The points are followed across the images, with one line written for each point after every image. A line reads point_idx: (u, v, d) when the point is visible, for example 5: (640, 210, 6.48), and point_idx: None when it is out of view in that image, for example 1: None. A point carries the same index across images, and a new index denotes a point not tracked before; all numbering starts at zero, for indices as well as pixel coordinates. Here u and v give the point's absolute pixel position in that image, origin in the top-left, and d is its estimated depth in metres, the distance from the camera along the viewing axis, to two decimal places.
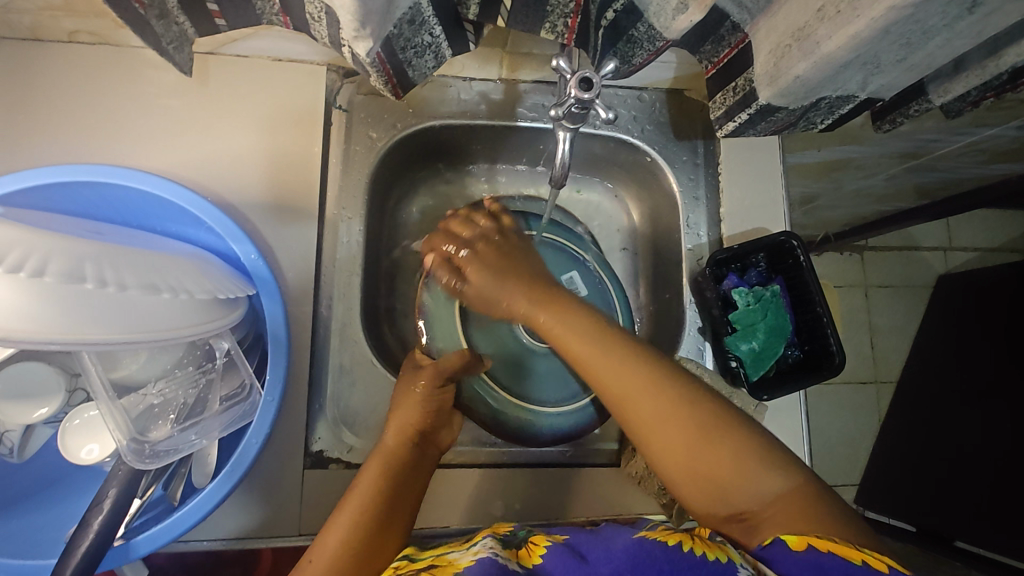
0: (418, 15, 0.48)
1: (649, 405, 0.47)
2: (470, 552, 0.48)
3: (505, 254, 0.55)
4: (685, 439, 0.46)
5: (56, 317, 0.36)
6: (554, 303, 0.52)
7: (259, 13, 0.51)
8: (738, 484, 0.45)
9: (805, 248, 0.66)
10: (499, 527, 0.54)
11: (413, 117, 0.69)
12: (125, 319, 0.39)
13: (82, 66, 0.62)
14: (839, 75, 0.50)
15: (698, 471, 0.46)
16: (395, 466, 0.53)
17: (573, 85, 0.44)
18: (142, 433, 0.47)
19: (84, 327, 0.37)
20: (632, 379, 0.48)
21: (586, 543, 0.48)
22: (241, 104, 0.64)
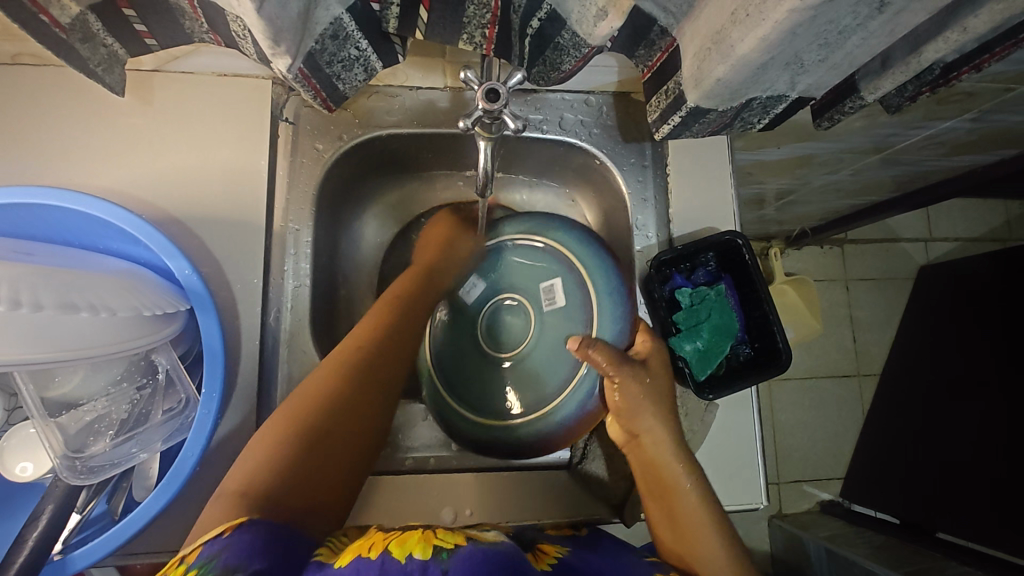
0: (341, 30, 0.48)
1: None
2: (488, 531, 0.51)
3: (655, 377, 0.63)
4: None
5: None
6: (643, 410, 0.61)
7: (188, 32, 0.52)
8: None
9: (750, 245, 0.67)
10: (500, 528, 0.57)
11: (359, 128, 0.70)
12: (46, 339, 0.40)
13: (26, 88, 0.63)
14: (762, 76, 0.51)
15: None
16: (374, 342, 0.60)
17: (480, 94, 0.45)
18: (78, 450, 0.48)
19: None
20: (714, 559, 0.55)
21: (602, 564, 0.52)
22: (186, 120, 0.65)
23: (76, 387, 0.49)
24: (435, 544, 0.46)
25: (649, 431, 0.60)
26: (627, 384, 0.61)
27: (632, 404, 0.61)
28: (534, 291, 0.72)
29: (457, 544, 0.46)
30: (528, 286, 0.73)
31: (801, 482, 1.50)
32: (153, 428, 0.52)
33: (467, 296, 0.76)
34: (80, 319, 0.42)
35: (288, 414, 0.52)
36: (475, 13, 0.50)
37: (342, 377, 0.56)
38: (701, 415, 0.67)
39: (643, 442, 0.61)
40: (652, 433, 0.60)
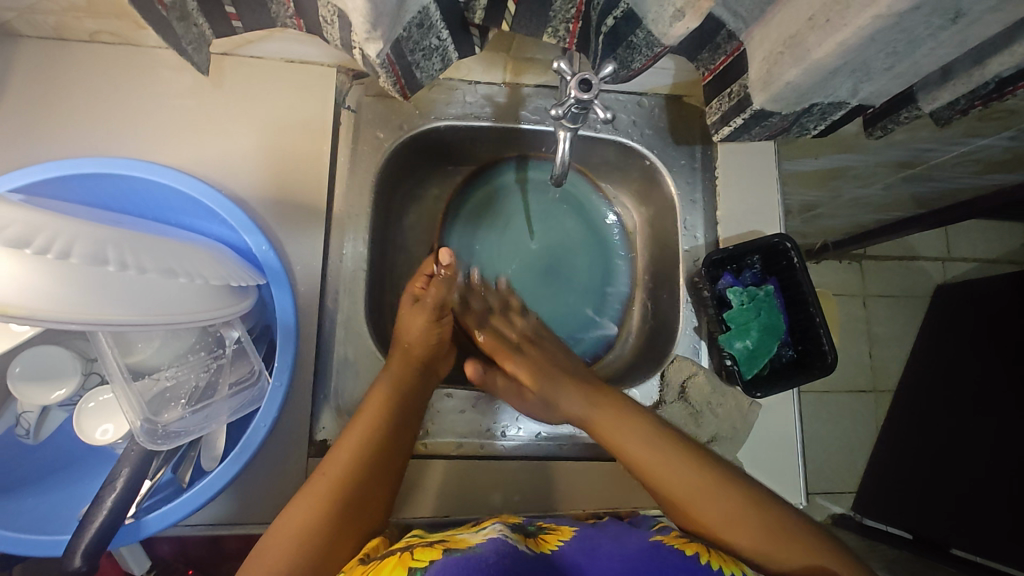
0: (427, 19, 0.50)
1: (696, 497, 0.53)
2: (480, 534, 0.50)
3: (542, 368, 0.66)
4: (722, 504, 0.52)
5: (80, 298, 0.38)
6: (657, 469, 0.55)
7: (274, 16, 0.54)
8: (686, 496, 0.53)
9: (798, 249, 0.68)
10: (507, 518, 0.56)
11: (419, 119, 0.71)
12: (144, 303, 0.41)
13: (101, 65, 0.65)
14: (829, 81, 0.52)
15: (738, 526, 0.51)
16: (393, 406, 0.58)
17: (573, 84, 0.47)
18: (155, 415, 0.48)
19: (104, 310, 0.39)
20: (676, 477, 0.54)
21: (597, 539, 0.52)
22: (252, 102, 0.67)
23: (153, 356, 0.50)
24: (408, 566, 0.44)
25: (679, 486, 0.54)
26: (620, 425, 0.59)
27: (642, 456, 0.56)
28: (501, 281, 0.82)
29: (432, 560, 0.44)
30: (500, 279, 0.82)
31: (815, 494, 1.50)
32: (219, 402, 0.52)
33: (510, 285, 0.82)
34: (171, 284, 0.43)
35: (306, 514, 0.50)
36: (562, 8, 0.51)
37: (368, 450, 0.55)
38: (744, 413, 0.68)
39: (683, 497, 0.53)
40: (684, 483, 0.54)
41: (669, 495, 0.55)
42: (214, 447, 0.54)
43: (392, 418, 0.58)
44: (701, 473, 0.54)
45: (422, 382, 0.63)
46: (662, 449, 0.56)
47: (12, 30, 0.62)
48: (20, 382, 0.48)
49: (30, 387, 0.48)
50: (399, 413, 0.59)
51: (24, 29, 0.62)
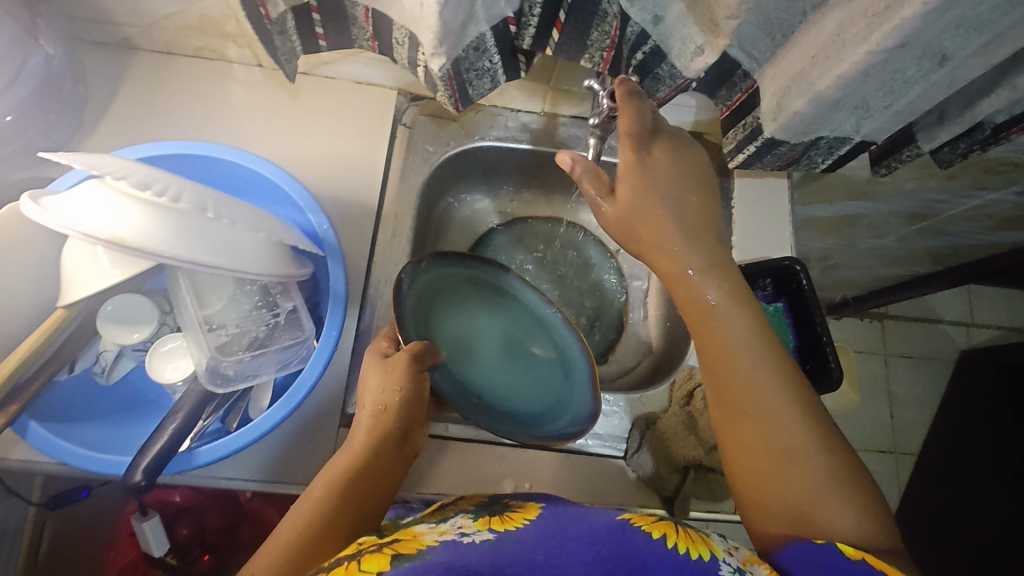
0: (483, 44, 0.59)
1: (751, 387, 0.51)
2: (436, 529, 0.48)
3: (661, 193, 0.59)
4: (760, 394, 0.51)
5: (177, 238, 0.45)
6: (733, 367, 0.53)
7: (354, 37, 0.64)
8: (739, 373, 0.52)
9: (807, 273, 0.72)
10: (469, 503, 0.55)
11: (465, 138, 0.80)
12: (225, 250, 0.48)
13: (199, 75, 0.76)
14: (832, 114, 0.59)
15: (759, 440, 0.50)
16: (367, 466, 0.53)
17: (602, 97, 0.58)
18: (217, 361, 0.56)
19: (197, 252, 0.46)
20: (738, 363, 0.53)
21: (565, 517, 0.48)
22: (322, 114, 0.77)
23: (221, 311, 0.57)
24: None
25: (751, 390, 0.51)
26: (728, 321, 0.55)
27: (726, 355, 0.53)
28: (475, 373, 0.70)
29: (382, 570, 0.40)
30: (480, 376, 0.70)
31: None
32: (271, 354, 0.59)
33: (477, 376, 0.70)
34: (244, 241, 0.50)
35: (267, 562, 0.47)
36: (597, 39, 0.61)
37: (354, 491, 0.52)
38: None
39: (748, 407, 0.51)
40: (766, 398, 0.51)
41: (735, 397, 0.52)
42: (260, 401, 0.59)
43: (376, 462, 0.54)
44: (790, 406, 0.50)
45: (400, 443, 0.57)
46: (741, 353, 0.53)
47: (132, 43, 0.74)
48: (107, 320, 0.55)
49: (114, 327, 0.56)
50: (381, 457, 0.54)
51: (142, 43, 0.74)
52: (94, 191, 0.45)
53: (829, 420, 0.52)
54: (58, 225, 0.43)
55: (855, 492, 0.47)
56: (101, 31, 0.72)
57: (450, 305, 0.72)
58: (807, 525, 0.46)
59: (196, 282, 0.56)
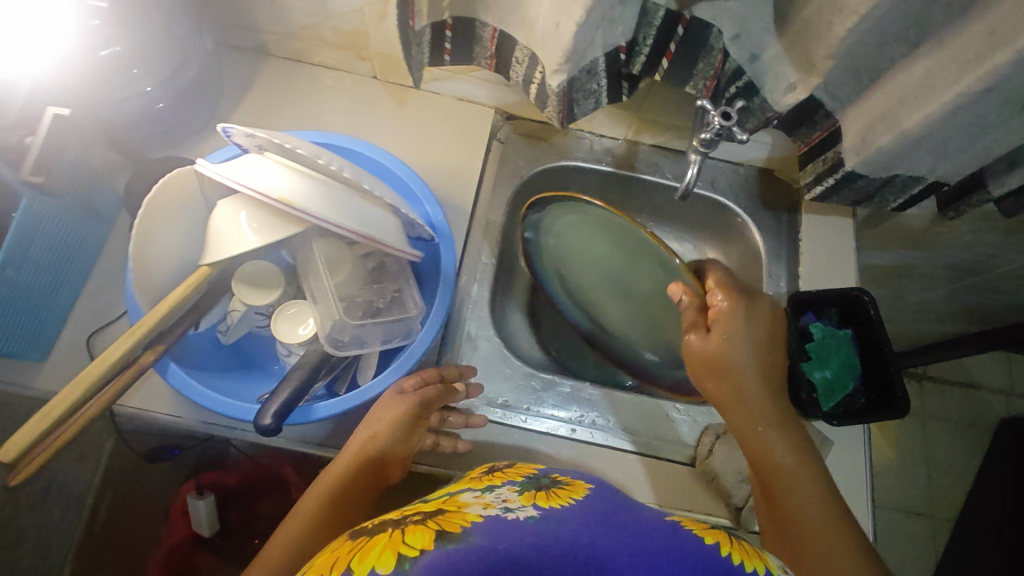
0: (595, 67, 0.65)
1: (790, 467, 0.60)
2: (482, 500, 0.48)
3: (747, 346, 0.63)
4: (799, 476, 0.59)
5: (323, 202, 0.56)
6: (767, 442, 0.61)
7: (475, 55, 0.72)
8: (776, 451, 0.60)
9: (875, 303, 0.75)
10: (514, 475, 0.56)
11: (554, 156, 0.87)
12: (359, 216, 0.58)
13: (321, 83, 0.84)
14: (913, 152, 0.64)
15: (807, 512, 0.57)
16: (347, 491, 0.59)
17: (716, 115, 0.61)
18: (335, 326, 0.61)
19: (338, 215, 0.56)
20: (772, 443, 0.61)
21: (618, 502, 0.50)
22: (427, 124, 0.85)
23: (342, 283, 0.62)
24: (397, 553, 0.39)
25: (780, 467, 0.60)
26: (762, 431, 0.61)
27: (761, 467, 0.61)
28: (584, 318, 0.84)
29: (423, 551, 0.39)
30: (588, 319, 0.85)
31: None
32: (372, 329, 0.62)
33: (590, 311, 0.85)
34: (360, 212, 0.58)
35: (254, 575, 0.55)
36: (702, 70, 0.67)
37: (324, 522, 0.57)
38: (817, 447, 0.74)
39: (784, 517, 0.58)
40: (792, 505, 0.58)
41: (773, 477, 0.60)
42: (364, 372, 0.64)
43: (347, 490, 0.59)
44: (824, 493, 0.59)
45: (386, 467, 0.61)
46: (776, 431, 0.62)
47: (267, 50, 0.83)
48: (242, 281, 0.62)
49: (246, 290, 0.62)
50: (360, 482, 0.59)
51: (276, 50, 0.83)
52: (257, 162, 0.56)
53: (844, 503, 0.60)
54: (219, 177, 0.55)
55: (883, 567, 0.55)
56: (243, 37, 0.81)
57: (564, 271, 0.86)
58: None
59: (326, 253, 0.63)
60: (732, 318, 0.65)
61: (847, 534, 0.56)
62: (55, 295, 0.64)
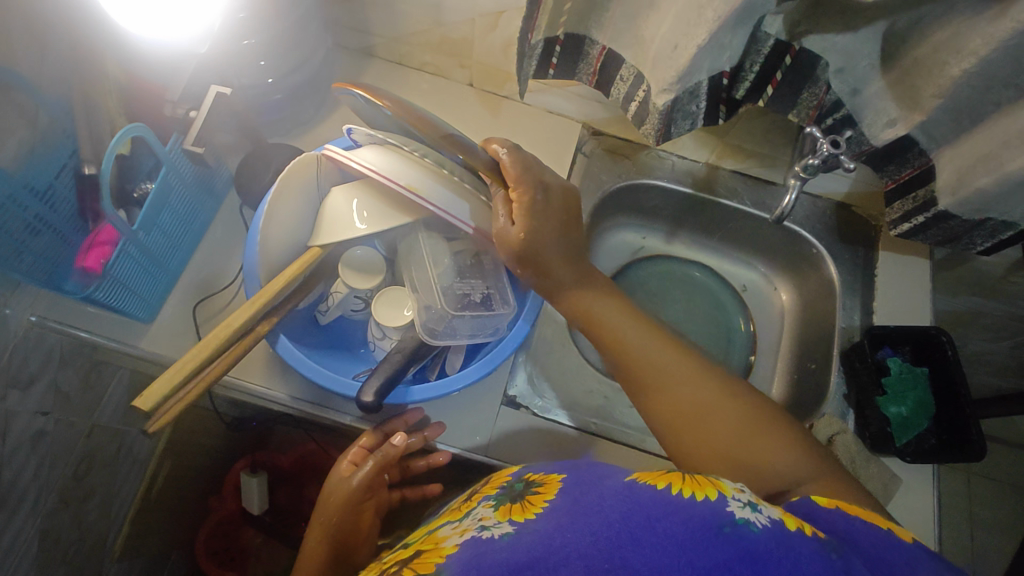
0: (698, 89, 0.67)
1: (665, 369, 0.56)
2: (460, 529, 0.49)
3: (545, 223, 0.58)
4: (673, 374, 0.55)
5: (437, 191, 0.60)
6: (629, 344, 0.57)
7: (578, 70, 0.75)
8: (645, 356, 0.57)
9: (952, 344, 0.76)
10: (494, 484, 0.56)
11: (635, 173, 0.89)
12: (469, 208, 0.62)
13: (421, 86, 0.89)
14: (1012, 195, 0.65)
15: (680, 411, 0.54)
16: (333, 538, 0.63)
17: (825, 142, 0.65)
18: (432, 314, 0.63)
19: (450, 205, 0.60)
20: (637, 344, 0.57)
21: (581, 483, 0.48)
22: (517, 132, 0.88)
23: (439, 277, 0.65)
24: None
25: (652, 370, 0.56)
26: (607, 315, 0.59)
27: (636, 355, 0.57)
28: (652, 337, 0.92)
29: None
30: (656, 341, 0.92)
31: None
32: (469, 318, 0.64)
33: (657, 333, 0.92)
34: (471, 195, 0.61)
35: None
36: (806, 99, 0.68)
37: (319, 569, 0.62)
38: (888, 485, 0.73)
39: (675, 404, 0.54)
40: (677, 391, 0.54)
41: (645, 381, 0.56)
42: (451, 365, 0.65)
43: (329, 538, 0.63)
44: (702, 387, 0.54)
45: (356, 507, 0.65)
46: (643, 337, 0.58)
47: (373, 52, 0.88)
48: (347, 265, 0.64)
49: (351, 274, 0.64)
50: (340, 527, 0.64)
51: (381, 53, 0.88)
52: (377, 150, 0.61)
53: (727, 378, 0.56)
54: (344, 160, 0.59)
55: (780, 437, 0.51)
56: (353, 38, 0.86)
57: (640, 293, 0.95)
58: (750, 475, 0.50)
59: (430, 249, 0.65)
60: (533, 204, 0.57)
61: (727, 411, 0.53)
62: (169, 262, 0.68)
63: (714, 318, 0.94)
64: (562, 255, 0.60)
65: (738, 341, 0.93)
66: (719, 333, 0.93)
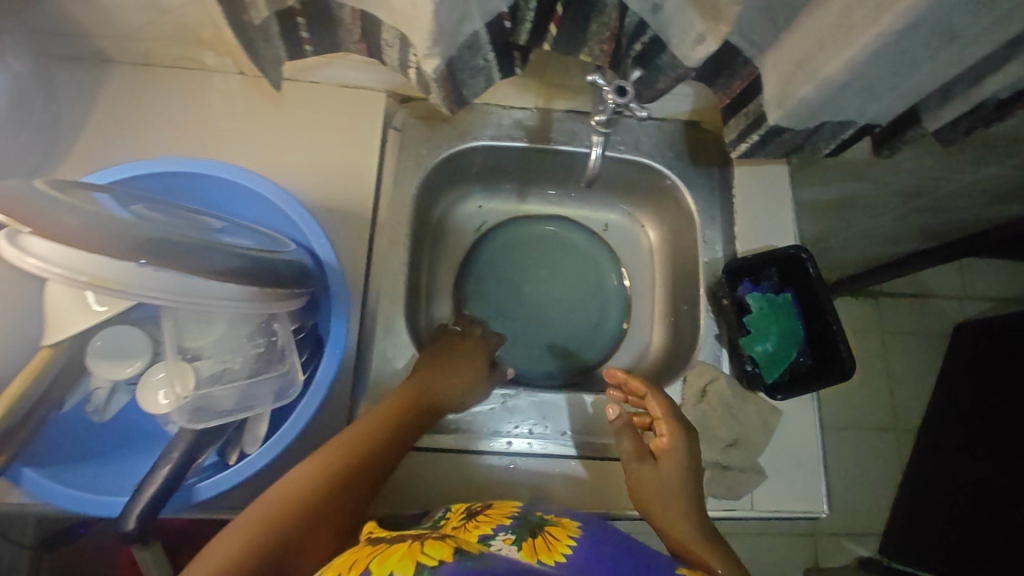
0: (477, 42, 0.57)
1: (668, 476, 0.60)
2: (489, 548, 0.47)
3: (452, 358, 0.70)
4: (671, 475, 0.60)
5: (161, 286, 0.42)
6: (650, 466, 0.62)
7: (342, 41, 0.61)
8: (665, 465, 0.61)
9: (814, 261, 0.71)
10: (504, 511, 0.56)
11: (459, 139, 0.78)
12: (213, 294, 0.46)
13: (179, 85, 0.73)
14: (838, 98, 0.58)
15: (659, 493, 0.59)
16: (375, 441, 0.55)
17: (609, 90, 0.63)
18: (201, 398, 0.52)
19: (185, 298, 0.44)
20: (669, 470, 0.61)
21: (624, 556, 0.48)
22: (311, 120, 0.74)
23: (210, 345, 0.53)
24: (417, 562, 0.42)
25: (654, 476, 0.61)
26: (437, 389, 0.64)
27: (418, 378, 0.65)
28: (521, 308, 0.87)
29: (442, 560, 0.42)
30: (525, 311, 0.87)
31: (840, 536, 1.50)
32: (270, 378, 0.57)
33: (527, 302, 0.88)
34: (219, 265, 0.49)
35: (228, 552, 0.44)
36: (596, 32, 0.60)
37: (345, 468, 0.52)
38: (765, 418, 0.71)
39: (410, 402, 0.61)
40: (661, 484, 0.60)
41: (637, 482, 0.62)
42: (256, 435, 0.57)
43: (373, 450, 0.54)
44: (689, 490, 0.59)
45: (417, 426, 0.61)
46: (676, 460, 0.61)
47: (106, 56, 0.71)
48: (96, 356, 0.52)
49: (106, 366, 0.52)
50: (387, 433, 0.57)
51: (117, 55, 0.71)
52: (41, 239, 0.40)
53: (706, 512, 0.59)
54: (15, 260, 0.39)
55: (729, 557, 0.53)
56: (71, 44, 0.68)
57: (500, 264, 0.88)
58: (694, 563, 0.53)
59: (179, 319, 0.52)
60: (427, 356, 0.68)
61: (696, 513, 0.58)
62: None
63: (585, 274, 0.89)
64: (455, 367, 0.68)
65: (610, 295, 0.89)
66: (593, 290, 0.89)
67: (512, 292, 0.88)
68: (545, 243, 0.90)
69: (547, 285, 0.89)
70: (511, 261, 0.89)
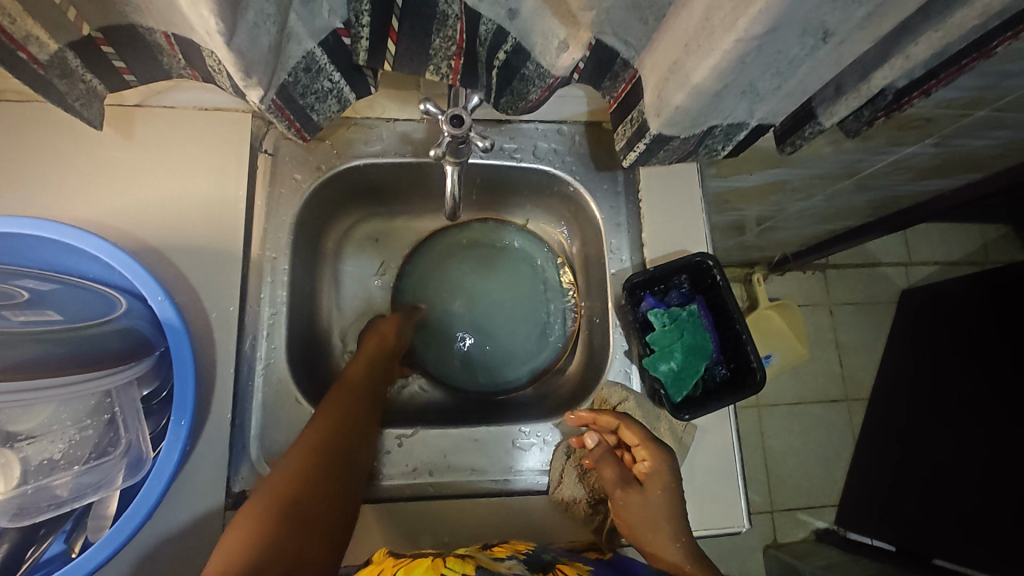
0: (314, 63, 0.52)
1: (651, 502, 0.61)
2: (504, 564, 0.54)
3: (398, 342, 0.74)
4: (656, 504, 0.61)
5: None
6: (635, 495, 0.62)
7: (167, 68, 0.54)
8: (651, 493, 0.62)
9: (721, 267, 0.68)
10: (520, 546, 0.60)
11: (337, 158, 0.72)
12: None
13: (6, 120, 0.64)
14: (718, 104, 0.53)
15: (647, 523, 0.61)
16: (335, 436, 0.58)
17: (444, 121, 0.58)
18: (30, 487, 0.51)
19: None
20: (655, 498, 0.62)
21: None
22: (166, 150, 0.67)
23: (39, 431, 0.52)
24: None
25: (639, 505, 0.62)
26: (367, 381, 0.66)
27: (347, 388, 0.64)
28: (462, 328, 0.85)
29: None
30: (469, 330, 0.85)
31: (795, 511, 1.42)
32: (113, 462, 0.54)
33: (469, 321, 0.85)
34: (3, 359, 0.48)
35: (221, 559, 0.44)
36: (441, 46, 0.54)
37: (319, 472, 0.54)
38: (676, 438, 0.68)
39: (337, 417, 0.59)
40: (648, 514, 0.61)
41: (621, 510, 0.63)
42: (103, 518, 0.55)
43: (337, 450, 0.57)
44: (672, 513, 0.61)
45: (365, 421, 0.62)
46: (658, 489, 0.62)
47: None
48: None
49: None
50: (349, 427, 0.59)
51: None
52: None
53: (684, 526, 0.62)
54: None
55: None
56: None
57: (435, 286, 0.86)
58: None
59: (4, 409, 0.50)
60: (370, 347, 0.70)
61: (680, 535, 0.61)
62: None
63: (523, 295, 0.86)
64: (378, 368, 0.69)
65: (547, 313, 0.85)
66: (531, 310, 0.85)
67: (452, 313, 0.85)
68: (482, 256, 0.87)
69: (484, 302, 0.86)
70: (447, 281, 0.86)
